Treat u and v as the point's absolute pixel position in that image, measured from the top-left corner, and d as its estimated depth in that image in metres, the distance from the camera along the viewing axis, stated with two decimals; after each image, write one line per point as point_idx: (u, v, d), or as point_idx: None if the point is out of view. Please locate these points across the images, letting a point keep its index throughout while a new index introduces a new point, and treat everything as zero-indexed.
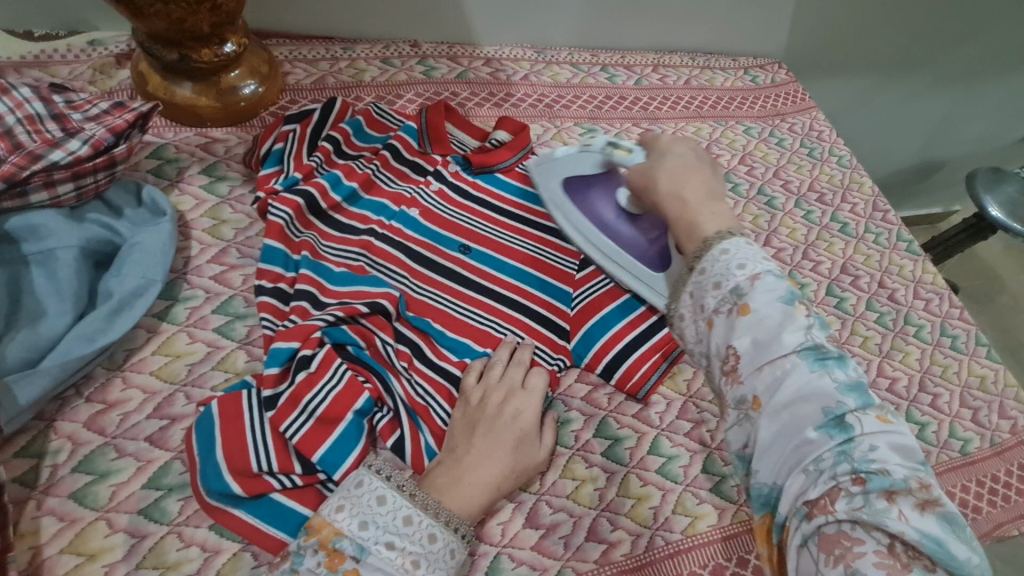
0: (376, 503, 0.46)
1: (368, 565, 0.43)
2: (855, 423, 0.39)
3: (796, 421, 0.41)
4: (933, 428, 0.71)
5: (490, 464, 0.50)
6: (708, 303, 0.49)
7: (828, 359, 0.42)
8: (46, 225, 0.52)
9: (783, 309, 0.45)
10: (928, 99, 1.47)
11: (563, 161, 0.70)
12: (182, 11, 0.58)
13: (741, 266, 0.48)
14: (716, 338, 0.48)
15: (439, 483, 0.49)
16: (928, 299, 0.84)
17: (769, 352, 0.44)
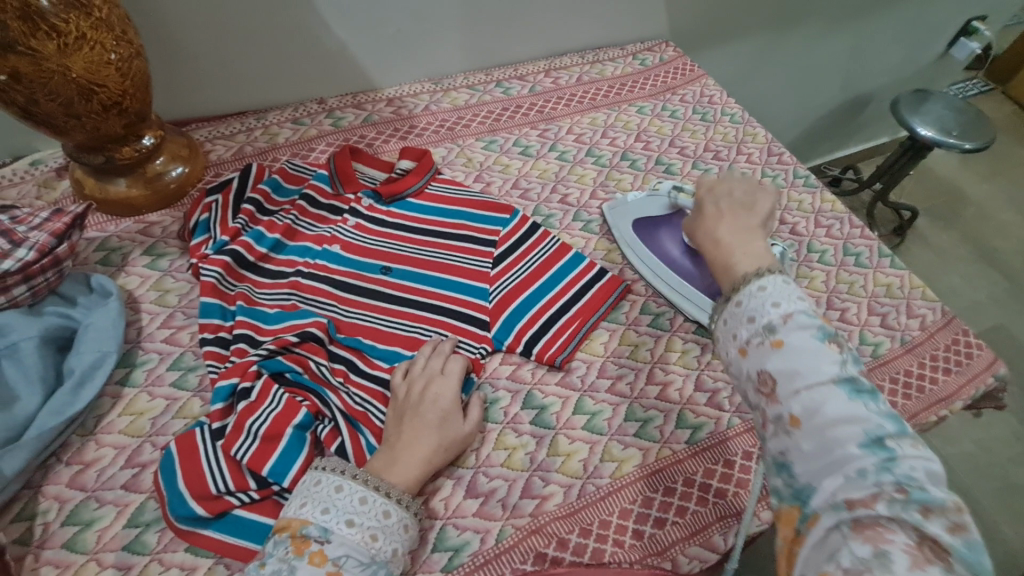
0: (334, 491, 0.52)
1: (333, 543, 0.49)
2: (896, 446, 0.41)
3: (837, 437, 0.42)
4: (843, 340, 0.77)
5: (419, 443, 0.57)
6: (741, 333, 0.50)
7: (863, 391, 0.44)
8: (8, 323, 0.60)
9: (817, 343, 0.46)
10: (832, 41, 1.53)
11: (635, 205, 0.82)
12: (94, 121, 0.67)
13: (776, 304, 0.49)
14: (749, 366, 0.48)
15: (381, 468, 0.56)
16: (828, 225, 0.90)
17: (807, 378, 0.44)
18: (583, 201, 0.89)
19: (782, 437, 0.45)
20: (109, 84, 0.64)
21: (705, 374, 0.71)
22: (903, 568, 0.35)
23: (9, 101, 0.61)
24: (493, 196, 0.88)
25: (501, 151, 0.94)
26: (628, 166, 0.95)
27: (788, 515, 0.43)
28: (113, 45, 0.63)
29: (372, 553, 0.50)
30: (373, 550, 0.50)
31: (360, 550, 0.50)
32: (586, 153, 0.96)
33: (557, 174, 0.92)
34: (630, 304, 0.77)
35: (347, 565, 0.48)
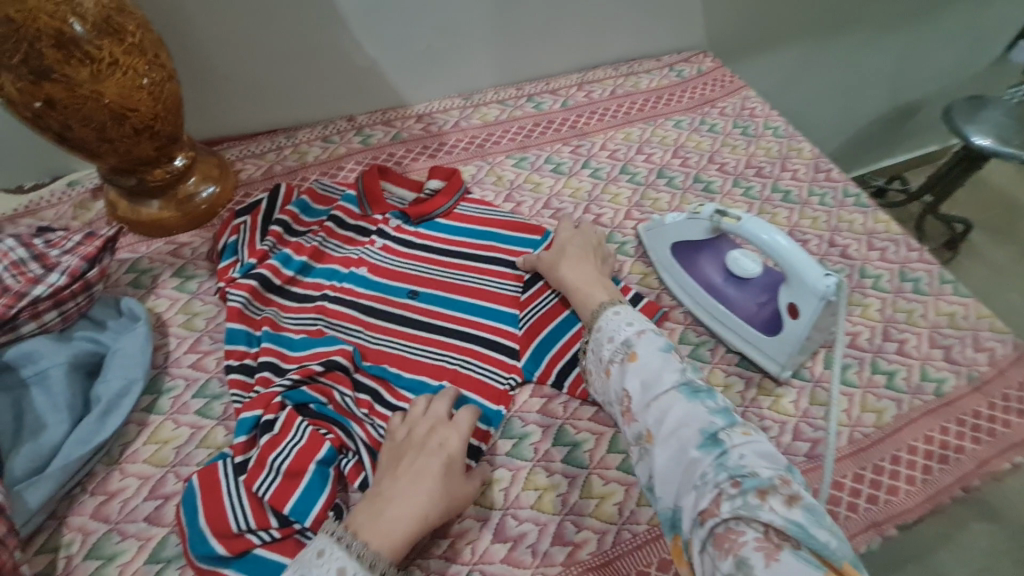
0: (314, 557, 0.48)
1: None
2: (726, 439, 0.49)
3: (682, 439, 0.50)
4: (902, 375, 0.71)
5: (411, 496, 0.53)
6: (604, 355, 0.60)
7: (700, 392, 0.53)
8: (37, 350, 0.60)
9: (661, 357, 0.57)
10: (880, 47, 1.45)
11: (674, 227, 0.74)
12: (126, 145, 0.67)
13: (629, 324, 0.61)
14: (614, 386, 0.58)
15: (361, 517, 0.51)
16: (883, 248, 0.84)
17: (655, 389, 0.54)
18: (617, 221, 0.85)
19: (646, 451, 0.53)
20: (141, 108, 0.64)
21: (750, 412, 0.66)
22: (760, 566, 0.40)
23: (45, 127, 0.61)
24: (524, 216, 0.85)
25: (533, 169, 0.91)
26: (665, 184, 0.91)
27: (674, 542, 0.49)
28: (146, 69, 0.63)
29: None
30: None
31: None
32: (621, 170, 0.92)
33: (590, 193, 0.89)
34: (668, 333, 0.73)
35: None
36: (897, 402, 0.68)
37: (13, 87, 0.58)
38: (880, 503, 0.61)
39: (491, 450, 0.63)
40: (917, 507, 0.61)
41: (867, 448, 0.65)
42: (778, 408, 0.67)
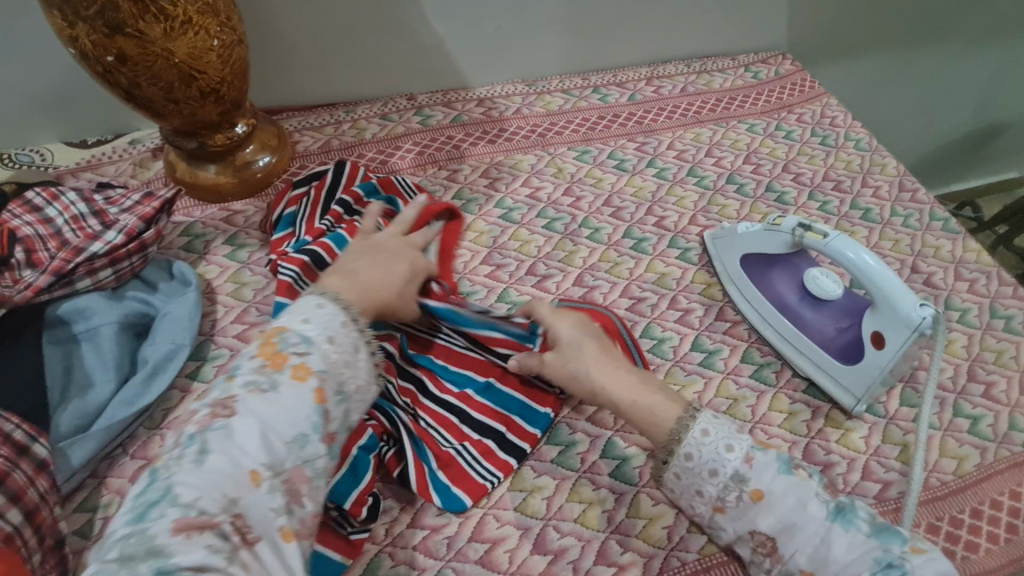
0: (315, 307, 0.49)
1: (315, 357, 0.46)
2: (901, 561, 0.45)
3: (852, 573, 0.46)
4: (988, 422, 0.64)
5: (381, 282, 0.56)
6: (709, 492, 0.51)
7: (848, 513, 0.48)
8: (90, 307, 0.60)
9: (787, 482, 0.49)
10: (972, 62, 1.34)
11: (747, 237, 0.70)
12: (191, 107, 0.65)
13: (729, 447, 0.51)
14: (733, 522, 0.51)
15: (334, 285, 0.53)
16: (972, 280, 0.77)
17: (799, 528, 0.48)
18: (681, 225, 0.80)
19: None
20: (210, 71, 0.63)
21: (816, 444, 0.61)
22: None
23: (114, 83, 0.61)
24: (583, 212, 0.81)
25: (595, 163, 0.87)
26: (734, 191, 0.85)
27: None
28: (217, 30, 0.61)
29: (349, 377, 0.47)
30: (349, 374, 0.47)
31: (338, 368, 0.46)
32: (688, 172, 0.87)
33: (654, 193, 0.84)
34: (729, 350, 0.68)
35: (329, 382, 0.45)
36: (980, 450, 0.62)
37: (87, 39, 0.57)
38: (956, 559, 0.56)
39: (536, 455, 0.60)
40: (999, 569, 0.55)
41: (944, 498, 0.59)
42: (847, 443, 0.61)
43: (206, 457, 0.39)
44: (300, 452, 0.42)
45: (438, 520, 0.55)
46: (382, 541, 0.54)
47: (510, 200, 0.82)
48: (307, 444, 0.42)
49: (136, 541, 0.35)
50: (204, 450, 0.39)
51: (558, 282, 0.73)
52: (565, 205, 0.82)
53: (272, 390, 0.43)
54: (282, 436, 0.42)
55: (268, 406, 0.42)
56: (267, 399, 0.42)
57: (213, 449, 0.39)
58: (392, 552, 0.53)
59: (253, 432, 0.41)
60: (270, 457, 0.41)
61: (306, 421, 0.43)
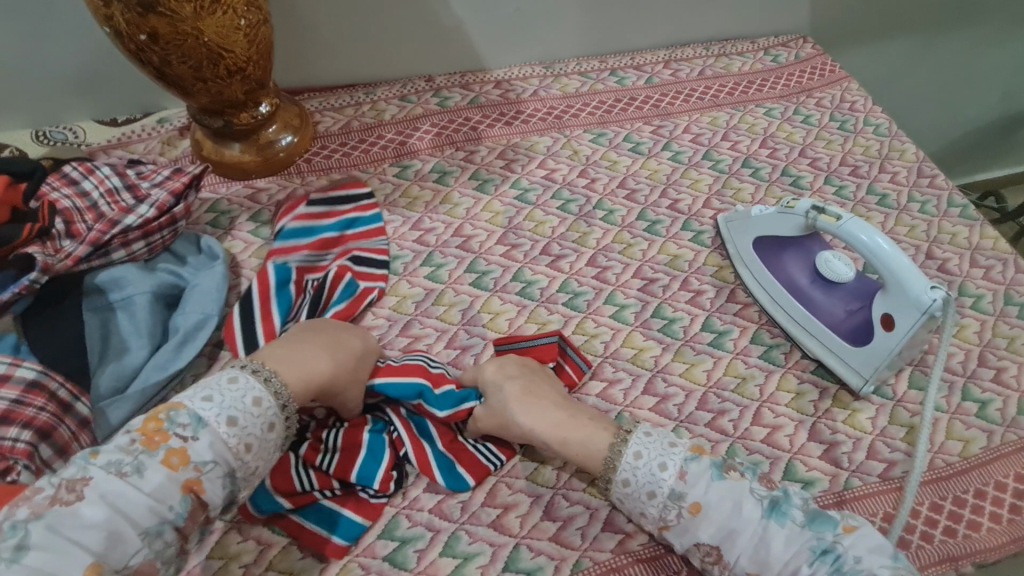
0: (227, 382, 0.50)
1: (200, 444, 0.47)
2: (835, 544, 0.47)
3: (791, 565, 0.47)
4: (997, 406, 0.65)
5: (327, 358, 0.56)
6: (653, 512, 0.52)
7: (781, 505, 0.50)
8: (125, 277, 0.63)
9: (722, 486, 0.50)
10: (1000, 48, 1.30)
11: (761, 220, 0.70)
12: (218, 86, 0.67)
13: (663, 466, 0.51)
14: (680, 537, 0.51)
15: (275, 362, 0.54)
16: (987, 266, 0.77)
17: (737, 537, 0.49)
18: (695, 209, 0.81)
19: None
20: (236, 50, 0.65)
21: (822, 423, 0.62)
22: None
23: (146, 61, 0.63)
24: (597, 194, 0.82)
25: (610, 146, 0.88)
26: (749, 174, 0.86)
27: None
28: (244, 10, 0.63)
29: (237, 464, 0.49)
30: (244, 459, 0.49)
31: (227, 455, 0.48)
32: (703, 156, 0.88)
33: (669, 176, 0.85)
34: (740, 331, 0.69)
35: (211, 474, 0.47)
36: (986, 433, 0.63)
37: (121, 18, 0.59)
38: (957, 537, 0.57)
39: None
40: (1001, 547, 0.56)
41: (949, 478, 0.60)
42: (853, 423, 0.63)
43: (24, 554, 0.39)
44: (153, 543, 0.44)
45: (453, 486, 0.58)
46: (399, 504, 0.57)
47: (525, 181, 0.83)
48: (161, 536, 0.45)
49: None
50: (24, 545, 0.40)
51: (572, 263, 0.75)
52: (580, 187, 0.83)
53: (136, 474, 0.44)
54: (136, 525, 0.43)
55: (127, 492, 0.44)
56: (127, 485, 0.44)
57: (35, 544, 0.40)
58: (408, 514, 0.56)
59: (94, 525, 0.42)
60: (108, 552, 0.42)
61: (167, 511, 0.45)
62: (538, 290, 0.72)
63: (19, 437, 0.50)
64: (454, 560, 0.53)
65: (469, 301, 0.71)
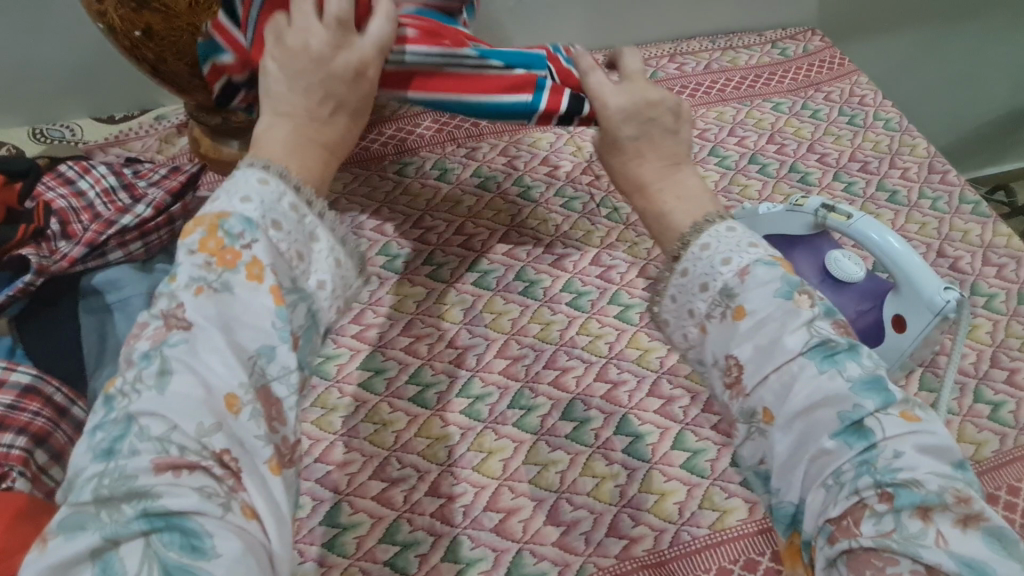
0: (258, 183, 0.40)
1: (261, 245, 0.38)
2: (875, 427, 0.37)
3: (811, 429, 0.38)
4: (1010, 408, 0.64)
5: (318, 129, 0.46)
6: (700, 308, 0.44)
7: (839, 354, 0.39)
8: (122, 278, 0.62)
9: (781, 303, 0.40)
10: (1011, 41, 1.28)
11: (768, 219, 0.68)
12: (215, 83, 0.66)
13: (726, 260, 0.44)
14: (714, 346, 0.43)
15: (265, 143, 0.44)
16: (1000, 265, 0.75)
17: (774, 357, 0.40)
18: None
19: (758, 434, 0.41)
20: None
21: None
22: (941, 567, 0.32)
23: (141, 58, 0.62)
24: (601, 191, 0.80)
25: None
26: (756, 171, 0.84)
27: (790, 541, 0.40)
28: None
29: (304, 288, 0.39)
30: (302, 266, 0.40)
31: (289, 267, 0.39)
32: (709, 152, 0.86)
33: None
34: None
35: (283, 275, 0.38)
36: (998, 437, 0.62)
37: (116, 14, 0.58)
38: None
39: (550, 430, 0.60)
40: None
41: None
42: None
43: (168, 381, 0.33)
44: (266, 365, 0.36)
45: (455, 489, 0.57)
46: (401, 508, 0.56)
47: (528, 178, 0.81)
48: (273, 354, 0.36)
49: (111, 480, 0.30)
50: (166, 370, 0.33)
51: (575, 262, 0.74)
52: (584, 184, 0.81)
53: (224, 292, 0.36)
54: (241, 338, 0.35)
55: (220, 310, 0.35)
56: (217, 304, 0.35)
57: (176, 368, 0.33)
58: (410, 518, 0.55)
59: (217, 344, 0.34)
60: (237, 374, 0.34)
61: (269, 330, 0.36)
62: (541, 289, 0.71)
63: (13, 444, 0.48)
64: (456, 565, 0.53)
65: (471, 299, 0.70)
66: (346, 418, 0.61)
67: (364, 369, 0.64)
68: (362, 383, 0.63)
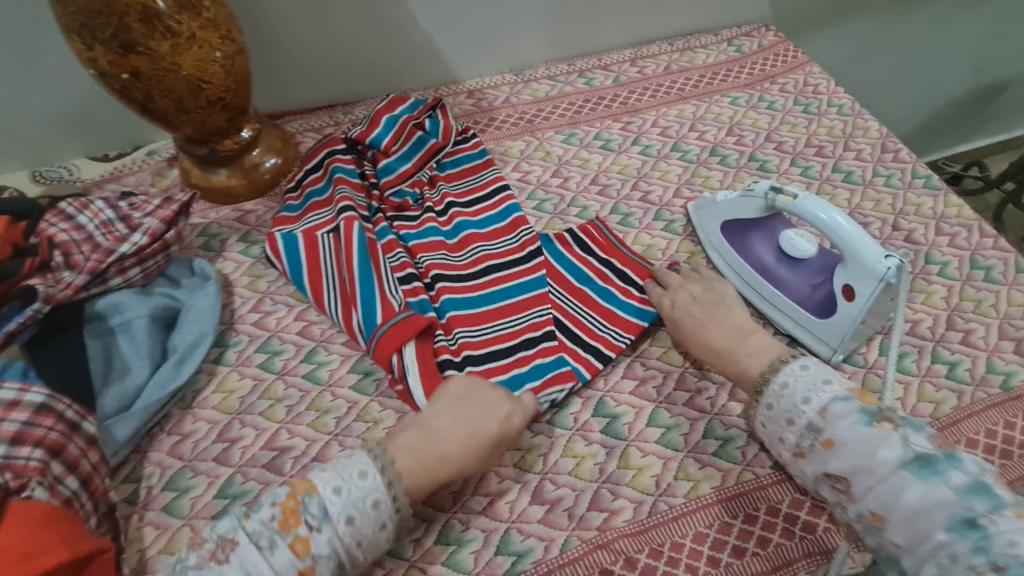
0: (358, 476, 0.53)
1: (321, 538, 0.50)
2: (989, 524, 0.46)
3: (923, 526, 0.48)
4: (966, 366, 0.67)
5: (454, 446, 0.56)
6: (788, 437, 0.56)
7: (940, 464, 0.50)
8: (123, 302, 0.67)
9: (867, 431, 0.52)
10: (964, 22, 1.33)
11: (725, 206, 0.73)
12: (201, 115, 0.71)
13: (806, 399, 0.56)
14: (810, 467, 0.55)
15: (399, 446, 0.56)
16: (952, 233, 0.79)
17: (871, 473, 0.51)
18: (666, 199, 0.84)
19: (874, 534, 0.51)
20: (215, 80, 0.68)
21: None
22: None
23: (131, 98, 0.67)
24: (571, 192, 0.85)
25: (582, 145, 0.91)
26: (717, 162, 0.88)
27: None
28: (219, 43, 0.67)
29: (347, 557, 0.51)
30: (354, 553, 0.51)
31: (340, 550, 0.50)
32: (672, 148, 0.91)
33: (639, 169, 0.88)
34: None
35: (322, 567, 0.50)
36: (955, 394, 0.65)
37: (104, 59, 0.63)
38: None
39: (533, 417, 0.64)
40: None
41: None
42: None
43: None
44: None
45: None
46: None
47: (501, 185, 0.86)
48: None
49: None
50: None
51: None
52: (554, 187, 0.86)
53: (268, 548, 0.49)
54: None
55: (257, 566, 0.48)
56: (258, 558, 0.48)
57: None
58: None
59: None
60: None
61: None
62: None
63: (31, 456, 0.52)
64: (448, 547, 0.56)
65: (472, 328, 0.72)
66: (340, 419, 0.64)
67: (354, 373, 0.68)
68: (353, 386, 0.66)
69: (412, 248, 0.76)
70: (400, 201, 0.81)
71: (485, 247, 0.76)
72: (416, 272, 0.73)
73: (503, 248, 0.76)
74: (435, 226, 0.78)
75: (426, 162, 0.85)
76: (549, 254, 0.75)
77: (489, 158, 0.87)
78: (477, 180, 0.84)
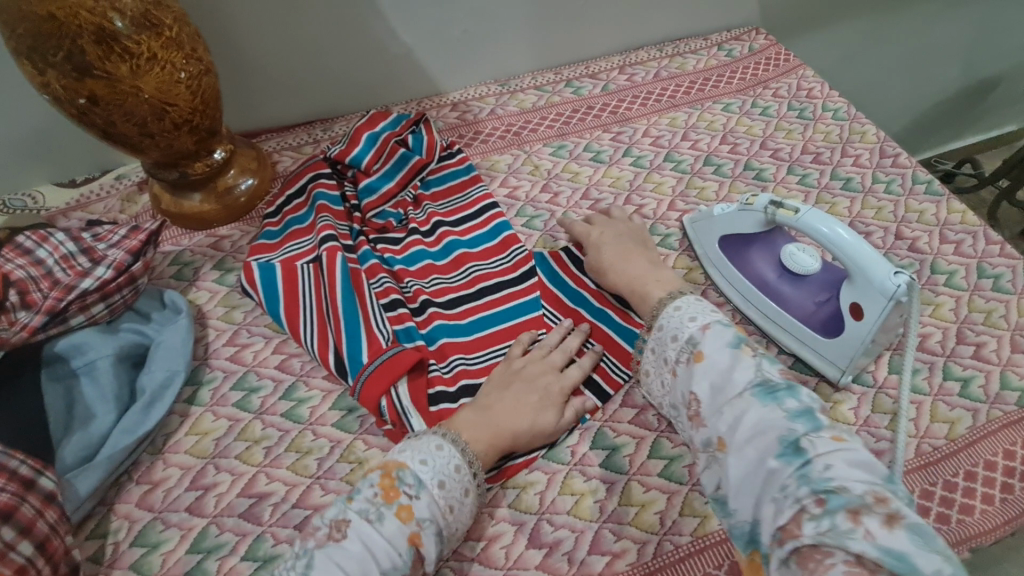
0: (434, 448, 0.53)
1: (421, 502, 0.49)
2: (809, 447, 0.44)
3: (758, 453, 0.46)
4: (979, 382, 0.64)
5: (510, 415, 0.58)
6: (670, 356, 0.57)
7: (778, 392, 0.48)
8: (86, 342, 0.62)
9: (731, 353, 0.52)
10: (954, 20, 1.31)
11: (722, 220, 0.70)
12: (167, 139, 0.67)
13: (692, 319, 0.57)
14: (681, 387, 0.55)
15: (459, 423, 0.57)
16: (957, 241, 0.76)
17: (725, 393, 0.50)
18: (660, 212, 0.81)
19: (714, 461, 0.50)
20: (180, 103, 0.64)
21: None
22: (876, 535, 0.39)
23: (90, 124, 0.63)
24: (561, 207, 0.81)
25: (571, 157, 0.88)
26: (712, 172, 0.85)
27: (750, 556, 0.46)
28: (183, 63, 0.63)
29: (444, 524, 0.50)
30: (448, 519, 0.51)
31: (438, 515, 0.50)
32: (664, 158, 0.87)
33: (631, 182, 0.84)
34: None
35: (427, 530, 0.49)
36: (969, 413, 0.62)
37: (58, 84, 0.59)
38: (950, 523, 0.56)
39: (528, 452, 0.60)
40: (995, 530, 0.56)
41: (935, 463, 0.59)
42: (836, 415, 0.62)
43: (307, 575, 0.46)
44: None
45: None
46: None
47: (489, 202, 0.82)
48: None
49: None
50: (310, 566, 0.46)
51: None
52: (543, 202, 0.82)
53: (378, 521, 0.48)
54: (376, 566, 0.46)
55: (372, 536, 0.47)
56: (371, 530, 0.47)
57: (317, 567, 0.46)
58: None
59: (354, 557, 0.46)
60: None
61: (398, 558, 0.47)
62: None
63: None
64: None
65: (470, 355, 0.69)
66: (322, 460, 0.60)
67: (336, 409, 0.63)
68: (335, 423, 0.62)
69: (398, 272, 0.73)
70: (383, 222, 0.78)
71: (476, 268, 0.73)
72: (404, 298, 0.70)
73: (495, 268, 0.73)
74: (423, 248, 0.75)
75: (409, 180, 0.82)
76: (545, 272, 0.72)
77: (476, 175, 0.83)
78: (465, 197, 0.81)
